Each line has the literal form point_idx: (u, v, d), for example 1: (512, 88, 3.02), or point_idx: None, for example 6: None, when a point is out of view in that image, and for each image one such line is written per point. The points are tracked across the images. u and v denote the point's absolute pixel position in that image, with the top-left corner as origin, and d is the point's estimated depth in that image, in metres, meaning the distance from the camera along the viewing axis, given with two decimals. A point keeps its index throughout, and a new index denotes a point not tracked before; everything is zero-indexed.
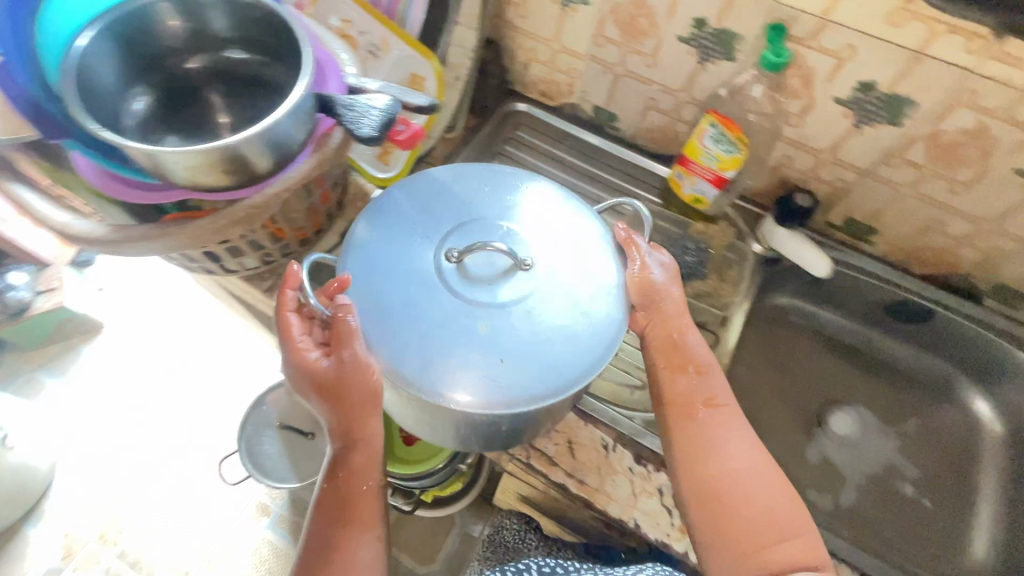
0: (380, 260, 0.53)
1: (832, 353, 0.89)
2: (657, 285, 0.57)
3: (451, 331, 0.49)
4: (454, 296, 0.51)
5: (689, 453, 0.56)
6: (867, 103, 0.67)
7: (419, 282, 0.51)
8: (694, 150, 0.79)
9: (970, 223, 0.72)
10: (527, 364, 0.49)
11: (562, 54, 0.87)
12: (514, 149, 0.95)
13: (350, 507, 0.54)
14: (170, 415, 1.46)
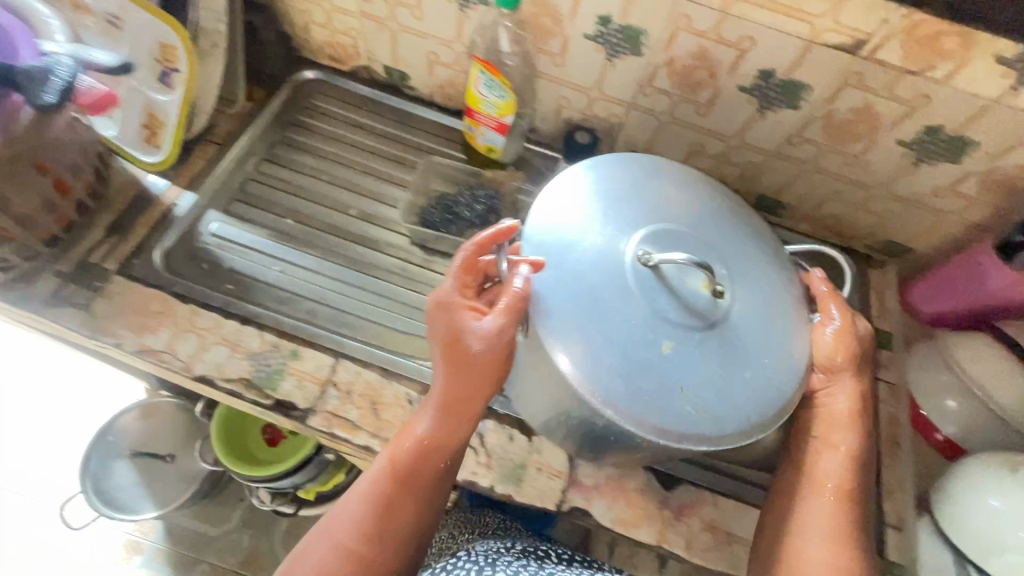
0: (598, 265, 0.53)
1: None
2: (841, 355, 0.61)
3: (634, 351, 0.50)
4: (679, 314, 0.52)
5: (800, 530, 0.58)
6: (610, 36, 0.71)
7: (628, 291, 0.52)
8: (474, 99, 0.79)
9: (721, 142, 0.79)
10: (683, 402, 0.50)
11: (336, 14, 0.84)
12: (309, 119, 0.91)
13: (399, 498, 0.57)
14: (13, 465, 1.34)
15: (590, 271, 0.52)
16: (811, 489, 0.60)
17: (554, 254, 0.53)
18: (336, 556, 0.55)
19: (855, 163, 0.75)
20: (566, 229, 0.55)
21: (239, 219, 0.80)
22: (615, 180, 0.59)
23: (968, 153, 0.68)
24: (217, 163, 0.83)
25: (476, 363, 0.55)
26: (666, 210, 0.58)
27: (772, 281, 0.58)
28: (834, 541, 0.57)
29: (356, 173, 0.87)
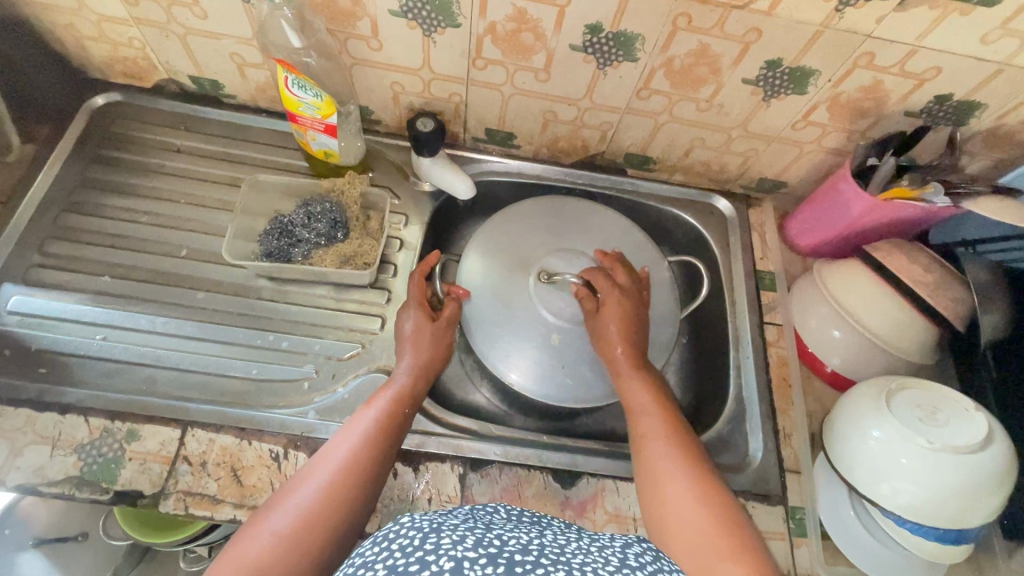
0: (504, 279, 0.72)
1: None
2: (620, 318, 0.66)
3: (536, 344, 0.68)
4: (564, 314, 0.69)
5: (656, 457, 0.56)
6: (419, 9, 0.62)
7: (525, 303, 0.70)
8: (292, 103, 0.69)
9: (572, 106, 0.74)
10: (574, 378, 0.67)
11: (106, 25, 0.70)
12: (119, 152, 0.78)
13: (387, 444, 0.56)
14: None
15: (504, 293, 0.70)
16: (643, 419, 0.60)
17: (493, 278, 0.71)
18: (321, 495, 0.49)
19: (708, 108, 0.71)
20: (500, 263, 0.72)
21: (44, 288, 0.69)
22: (526, 216, 0.76)
23: (811, 82, 0.65)
24: (5, 226, 0.71)
25: (443, 344, 0.67)
26: (560, 234, 0.75)
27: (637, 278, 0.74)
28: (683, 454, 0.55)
29: (182, 206, 0.76)
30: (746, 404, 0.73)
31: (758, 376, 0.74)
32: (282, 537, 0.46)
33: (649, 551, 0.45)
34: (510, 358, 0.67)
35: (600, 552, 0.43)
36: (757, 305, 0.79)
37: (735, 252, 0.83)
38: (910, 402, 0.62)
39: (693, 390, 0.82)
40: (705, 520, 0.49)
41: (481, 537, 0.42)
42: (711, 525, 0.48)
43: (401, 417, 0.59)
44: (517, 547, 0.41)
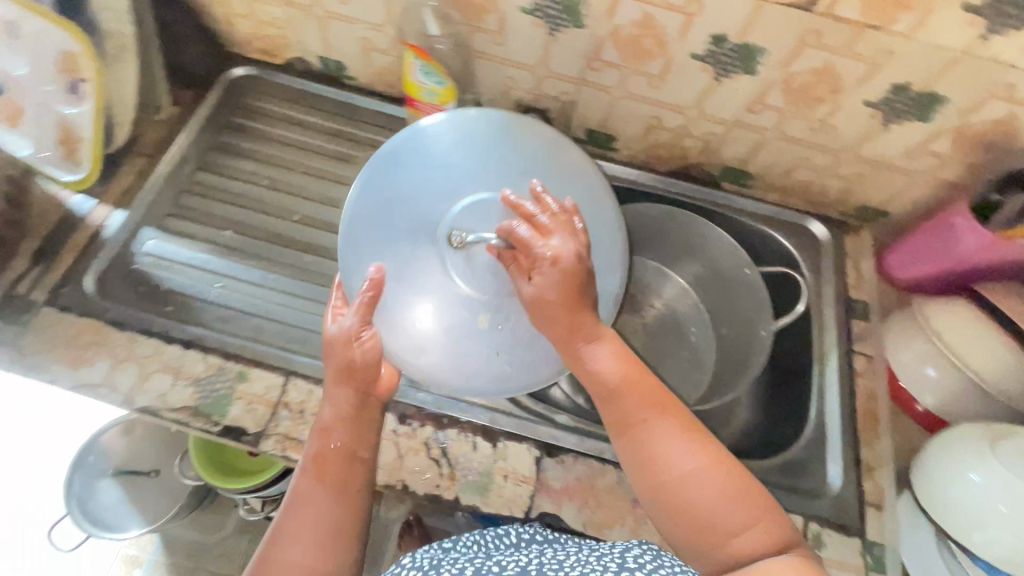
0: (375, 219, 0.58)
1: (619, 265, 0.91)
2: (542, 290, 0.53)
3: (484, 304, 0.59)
4: (484, 281, 0.57)
5: (654, 449, 0.53)
6: (548, 8, 0.65)
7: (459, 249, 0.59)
8: (412, 88, 0.74)
9: (679, 114, 0.75)
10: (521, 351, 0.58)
11: (255, 3, 0.77)
12: (247, 120, 0.86)
13: (345, 501, 0.54)
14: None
15: (420, 252, 0.58)
16: (615, 399, 0.55)
17: (375, 225, 0.58)
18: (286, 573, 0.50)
19: (820, 128, 0.70)
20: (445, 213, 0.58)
21: (176, 235, 0.76)
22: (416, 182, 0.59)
23: (938, 110, 0.64)
24: (148, 176, 0.78)
25: (358, 364, 0.54)
26: (493, 167, 0.60)
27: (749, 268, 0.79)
28: (689, 431, 0.54)
29: (299, 175, 0.82)
30: (826, 431, 0.71)
31: (843, 404, 0.72)
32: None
33: (649, 551, 0.47)
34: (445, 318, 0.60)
35: (597, 560, 0.47)
36: (847, 332, 0.77)
37: (828, 277, 0.81)
38: (1022, 450, 0.59)
39: (770, 411, 0.80)
40: (724, 496, 0.51)
41: (480, 566, 0.49)
42: (725, 493, 0.51)
43: (348, 459, 0.54)
44: (513, 570, 0.48)
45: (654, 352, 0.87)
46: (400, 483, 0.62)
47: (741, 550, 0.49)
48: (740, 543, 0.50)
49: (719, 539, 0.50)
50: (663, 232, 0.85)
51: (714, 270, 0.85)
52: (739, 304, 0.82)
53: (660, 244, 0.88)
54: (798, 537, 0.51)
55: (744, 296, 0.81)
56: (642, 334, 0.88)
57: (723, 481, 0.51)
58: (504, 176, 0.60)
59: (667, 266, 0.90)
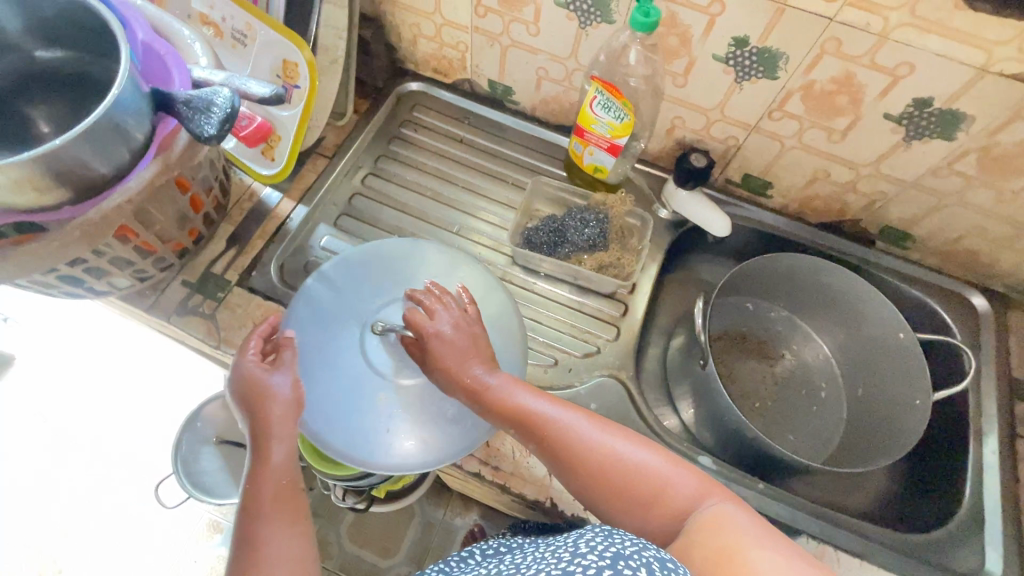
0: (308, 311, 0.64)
1: (746, 307, 0.90)
2: (448, 353, 0.60)
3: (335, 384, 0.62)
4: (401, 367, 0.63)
5: (575, 451, 0.55)
6: (744, 58, 0.67)
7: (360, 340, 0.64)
8: (586, 119, 0.77)
9: (851, 169, 0.74)
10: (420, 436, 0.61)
11: (445, 28, 0.83)
12: (412, 132, 0.91)
13: (296, 538, 0.48)
14: (89, 443, 1.28)
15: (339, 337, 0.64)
16: (529, 419, 0.57)
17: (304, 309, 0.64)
18: None
19: (1009, 199, 0.68)
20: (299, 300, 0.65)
21: (348, 234, 0.82)
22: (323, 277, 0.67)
23: None
24: (326, 175, 0.85)
25: (279, 398, 0.52)
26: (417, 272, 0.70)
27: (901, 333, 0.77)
28: (599, 423, 0.57)
29: (458, 189, 0.87)
30: (985, 515, 0.67)
31: (1004, 488, 0.69)
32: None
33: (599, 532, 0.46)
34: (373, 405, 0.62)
35: (554, 554, 0.46)
36: (1009, 412, 0.73)
37: (988, 352, 0.77)
38: None
39: (909, 481, 0.77)
40: (656, 465, 0.54)
41: None
42: (653, 463, 0.54)
43: (290, 489, 0.50)
44: None
45: (784, 403, 0.84)
46: (548, 500, 0.64)
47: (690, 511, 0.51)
48: (684, 504, 0.52)
49: (668, 506, 0.52)
50: (808, 283, 0.84)
51: (858, 329, 0.83)
52: (884, 368, 0.80)
53: (799, 294, 0.87)
54: (722, 486, 0.53)
55: (893, 361, 0.79)
56: (771, 384, 0.85)
57: (653, 456, 0.55)
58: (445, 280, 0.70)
59: (799, 317, 0.89)
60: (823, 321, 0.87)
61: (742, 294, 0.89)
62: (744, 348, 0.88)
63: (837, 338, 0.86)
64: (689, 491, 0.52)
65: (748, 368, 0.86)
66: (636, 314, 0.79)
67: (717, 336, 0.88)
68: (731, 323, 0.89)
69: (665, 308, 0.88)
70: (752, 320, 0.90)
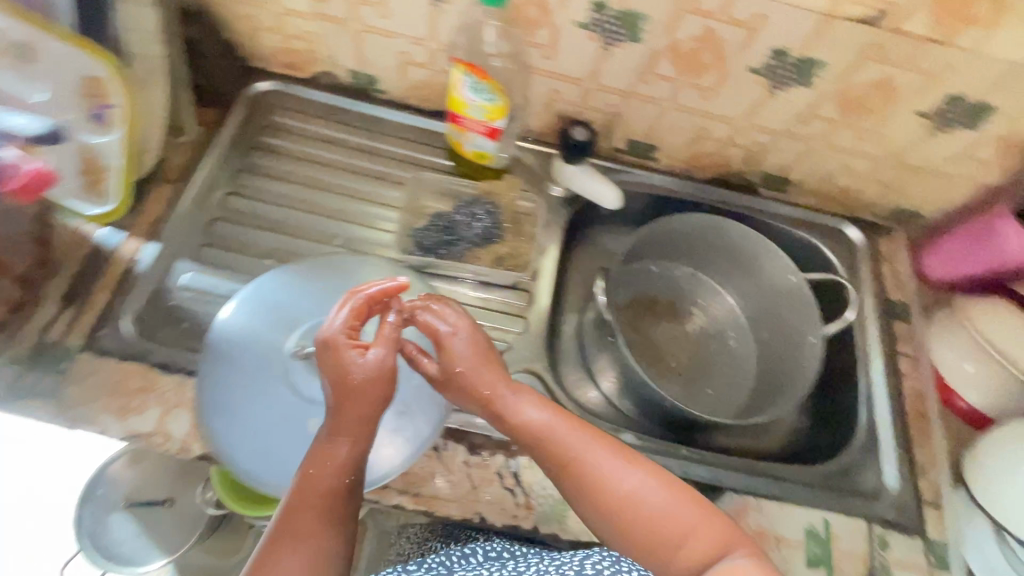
0: (225, 358, 0.64)
1: (652, 269, 0.89)
2: (455, 366, 0.58)
3: (264, 427, 0.61)
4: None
5: (594, 484, 0.53)
6: (606, 23, 0.64)
7: (281, 376, 0.63)
8: (458, 105, 0.72)
9: (726, 124, 0.74)
10: None
11: (286, 18, 0.73)
12: (274, 139, 0.81)
13: (334, 536, 0.49)
14: None
15: (258, 378, 0.63)
16: (547, 440, 0.55)
17: (215, 362, 0.63)
18: None
19: (868, 137, 0.71)
20: (212, 350, 0.64)
21: (212, 266, 0.72)
22: (237, 322, 0.66)
23: (986, 119, 0.65)
24: (176, 203, 0.74)
25: (383, 380, 0.51)
26: (332, 297, 0.69)
27: (784, 277, 0.82)
28: (619, 452, 0.55)
29: (336, 197, 0.79)
30: (879, 433, 0.73)
31: (893, 404, 0.74)
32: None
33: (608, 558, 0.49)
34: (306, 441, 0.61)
35: None
36: (889, 333, 0.79)
37: (866, 279, 0.83)
38: None
39: (814, 412, 0.82)
40: (670, 504, 0.52)
41: None
42: (673, 500, 0.53)
43: (345, 486, 0.50)
44: None
45: (697, 359, 0.86)
46: (477, 516, 0.61)
47: (702, 559, 0.50)
48: (697, 553, 0.50)
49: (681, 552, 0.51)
50: (704, 240, 0.85)
51: (755, 277, 0.86)
52: (783, 311, 0.83)
53: (698, 250, 0.87)
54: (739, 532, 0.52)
55: (789, 304, 0.82)
56: (684, 343, 0.87)
57: (673, 491, 0.53)
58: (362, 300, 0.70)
59: (701, 271, 0.90)
60: (724, 273, 0.89)
61: (646, 258, 0.87)
62: (654, 311, 0.88)
63: (739, 288, 0.89)
64: (705, 538, 0.51)
65: (661, 330, 0.87)
66: (541, 303, 0.76)
67: (627, 304, 0.86)
68: (638, 288, 0.88)
69: (573, 286, 0.86)
70: (658, 282, 0.89)
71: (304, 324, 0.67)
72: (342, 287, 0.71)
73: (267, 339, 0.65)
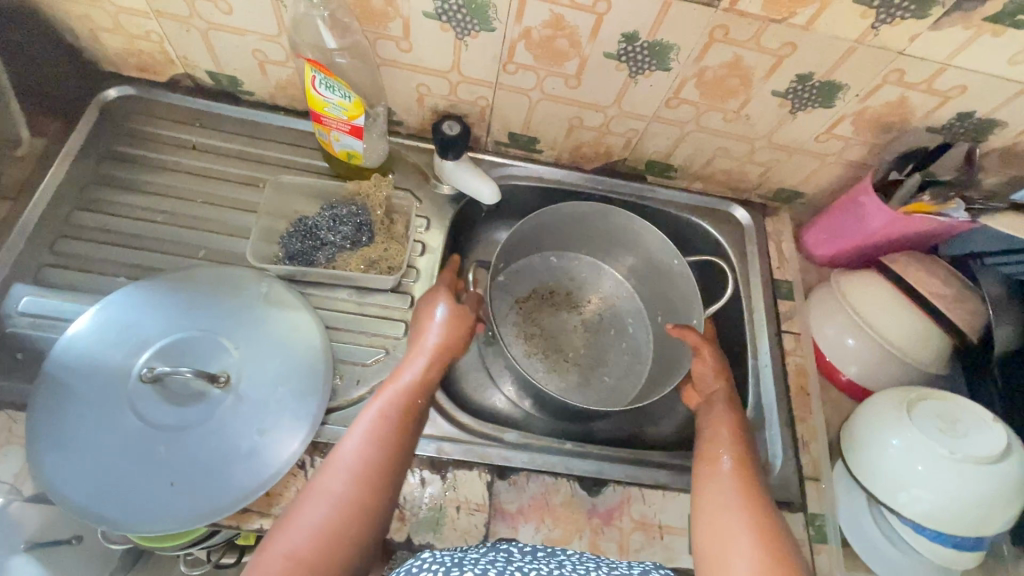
0: (63, 387, 0.59)
1: (549, 260, 0.89)
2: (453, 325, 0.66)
3: (103, 458, 0.56)
4: (185, 414, 0.59)
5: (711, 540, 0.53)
6: (454, 12, 0.61)
7: (126, 402, 0.59)
8: (318, 103, 0.68)
9: (599, 113, 0.73)
10: (201, 484, 0.57)
11: (122, 17, 0.68)
12: (130, 148, 0.76)
13: (394, 455, 0.55)
14: None
15: (100, 407, 0.58)
16: (716, 480, 0.59)
17: (51, 394, 0.58)
18: (338, 510, 0.51)
19: (735, 119, 0.72)
20: (48, 380, 0.59)
21: (55, 288, 0.66)
22: (78, 348, 0.61)
23: (839, 97, 0.66)
24: (13, 223, 0.68)
25: (462, 328, 0.66)
26: (188, 314, 0.64)
27: (667, 259, 0.81)
28: (740, 494, 0.56)
29: (199, 206, 0.74)
30: (764, 411, 0.74)
31: (778, 382, 0.75)
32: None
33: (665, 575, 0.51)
34: (151, 471, 0.57)
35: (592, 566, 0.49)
36: (775, 312, 0.80)
37: (754, 260, 0.84)
38: (932, 411, 0.63)
39: None
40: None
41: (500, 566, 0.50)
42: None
43: (413, 410, 0.59)
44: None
45: (595, 348, 0.85)
46: None
47: None
48: None
49: None
50: (598, 228, 0.84)
51: (647, 263, 0.85)
52: (674, 296, 0.83)
53: (593, 238, 0.87)
54: None
55: (676, 286, 0.81)
56: (582, 332, 0.86)
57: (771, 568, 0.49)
58: (223, 316, 0.65)
59: (602, 261, 0.90)
60: (621, 261, 0.88)
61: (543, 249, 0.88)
62: (553, 302, 0.87)
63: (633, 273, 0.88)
64: None
65: (560, 321, 0.86)
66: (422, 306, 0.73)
67: (525, 297, 0.86)
68: (537, 281, 0.88)
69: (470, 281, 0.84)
70: (557, 273, 0.89)
71: (154, 345, 0.62)
72: (203, 302, 0.66)
73: (111, 363, 0.60)
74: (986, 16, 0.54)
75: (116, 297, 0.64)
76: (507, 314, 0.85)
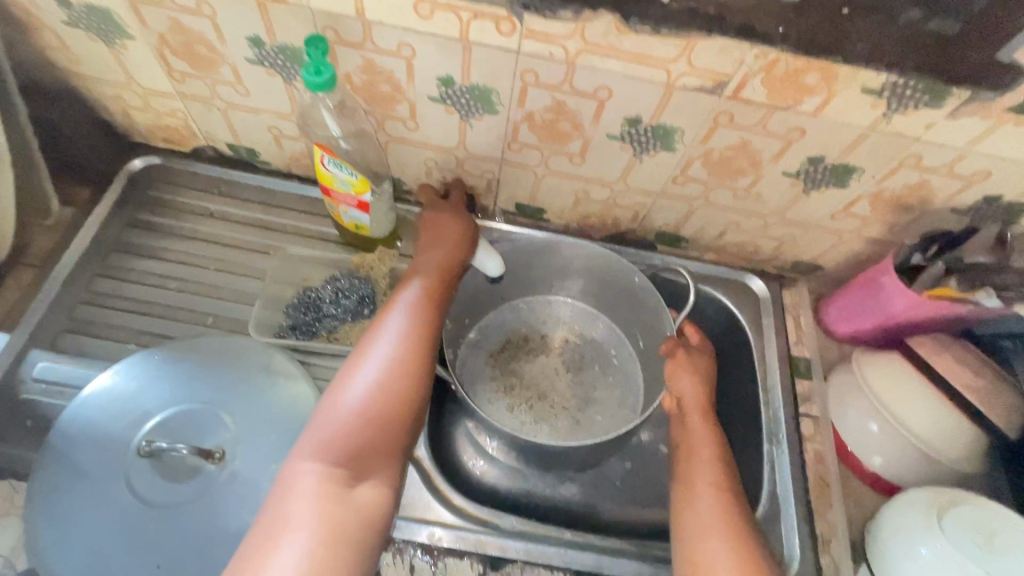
0: (67, 457, 0.60)
1: (516, 305, 0.86)
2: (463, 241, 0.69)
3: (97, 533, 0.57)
4: (177, 489, 0.59)
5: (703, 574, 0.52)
6: (459, 97, 0.63)
7: (122, 475, 0.59)
8: (325, 178, 0.69)
9: (605, 187, 0.73)
10: (187, 566, 0.56)
11: (150, 97, 0.72)
12: (152, 215, 0.79)
13: (423, 351, 0.57)
14: None
15: (99, 479, 0.59)
16: (694, 505, 0.57)
17: (55, 466, 0.60)
18: (372, 394, 0.52)
19: (745, 196, 0.70)
20: (55, 452, 0.61)
21: (71, 354, 0.68)
22: (83, 418, 0.62)
23: (854, 178, 0.64)
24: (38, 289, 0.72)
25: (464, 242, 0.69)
26: (189, 383, 0.65)
27: (629, 281, 0.76)
28: (722, 525, 0.55)
29: (211, 272, 0.76)
30: (781, 501, 0.69)
31: (796, 470, 0.71)
32: (374, 477, 0.49)
33: None
34: (140, 549, 0.56)
35: None
36: (793, 392, 0.76)
37: (770, 334, 0.80)
38: (965, 517, 0.58)
39: None
40: None
41: None
42: None
43: (430, 314, 0.61)
44: None
45: (580, 388, 0.81)
46: None
47: None
48: None
49: None
50: (564, 265, 0.81)
51: (611, 290, 0.81)
52: (643, 315, 0.79)
53: (558, 277, 0.84)
54: None
55: (644, 302, 0.77)
56: (565, 373, 0.82)
57: None
58: (221, 385, 0.66)
59: (570, 299, 0.87)
60: (596, 297, 0.85)
61: (508, 299, 0.85)
62: (528, 349, 0.84)
63: (609, 311, 0.85)
64: None
65: (538, 366, 0.83)
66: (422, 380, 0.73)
67: (498, 349, 0.83)
68: (509, 331, 0.85)
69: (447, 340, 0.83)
70: (529, 318, 0.86)
71: (154, 415, 0.63)
72: (205, 371, 0.66)
73: (112, 434, 0.61)
74: (1007, 107, 0.52)
75: (123, 367, 0.65)
76: (482, 369, 0.82)
